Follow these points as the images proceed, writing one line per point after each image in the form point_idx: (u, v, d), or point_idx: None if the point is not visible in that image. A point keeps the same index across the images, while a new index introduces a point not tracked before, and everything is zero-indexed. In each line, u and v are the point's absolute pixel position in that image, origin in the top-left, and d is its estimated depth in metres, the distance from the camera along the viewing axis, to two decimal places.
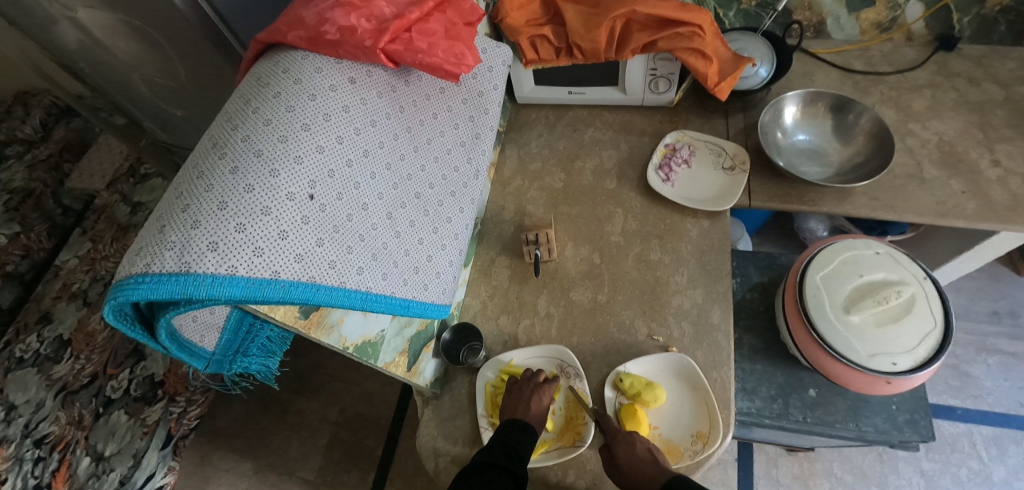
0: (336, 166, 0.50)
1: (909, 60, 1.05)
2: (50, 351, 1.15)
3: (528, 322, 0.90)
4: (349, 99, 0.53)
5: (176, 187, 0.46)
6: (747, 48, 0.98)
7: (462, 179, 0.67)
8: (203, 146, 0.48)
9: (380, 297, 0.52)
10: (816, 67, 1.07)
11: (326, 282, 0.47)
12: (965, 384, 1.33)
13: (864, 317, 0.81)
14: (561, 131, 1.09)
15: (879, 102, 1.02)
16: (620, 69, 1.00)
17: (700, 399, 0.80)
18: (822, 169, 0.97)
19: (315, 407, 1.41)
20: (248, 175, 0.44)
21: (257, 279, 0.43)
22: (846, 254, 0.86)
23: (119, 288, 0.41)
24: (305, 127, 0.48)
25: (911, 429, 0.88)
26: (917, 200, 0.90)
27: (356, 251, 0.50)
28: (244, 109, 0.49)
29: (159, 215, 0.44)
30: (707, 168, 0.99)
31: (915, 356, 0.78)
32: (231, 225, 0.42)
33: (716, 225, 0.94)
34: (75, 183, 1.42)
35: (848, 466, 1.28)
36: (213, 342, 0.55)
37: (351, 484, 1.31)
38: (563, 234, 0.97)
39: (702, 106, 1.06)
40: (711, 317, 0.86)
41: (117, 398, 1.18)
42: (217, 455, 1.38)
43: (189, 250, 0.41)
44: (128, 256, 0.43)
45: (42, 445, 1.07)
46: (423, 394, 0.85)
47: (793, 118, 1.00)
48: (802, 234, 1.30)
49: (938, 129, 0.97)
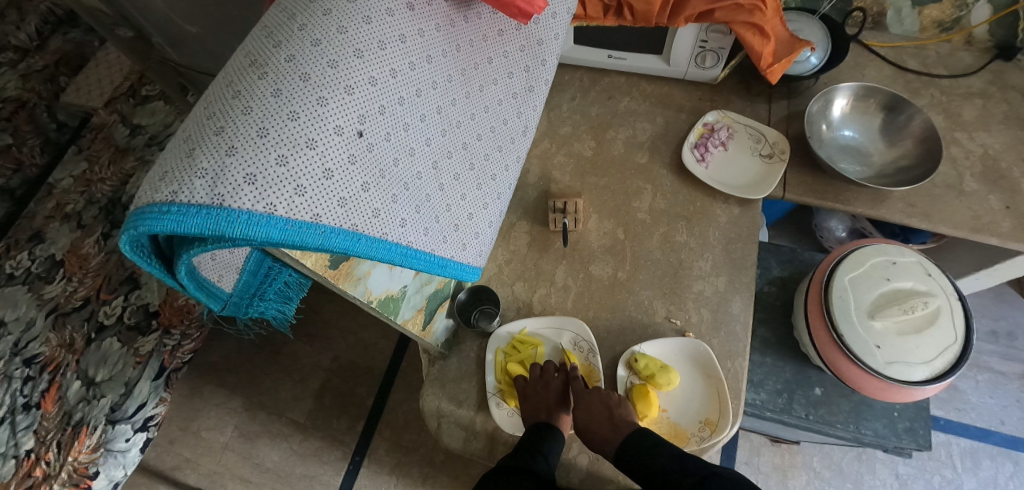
0: (387, 103, 0.45)
1: (965, 65, 1.01)
2: (42, 270, 1.11)
3: (544, 292, 0.87)
4: (406, 28, 0.48)
5: (208, 107, 0.41)
6: (804, 31, 0.94)
7: (510, 134, 0.62)
8: (240, 62, 0.43)
9: (420, 254, 0.48)
10: (869, 60, 1.02)
11: (368, 232, 0.43)
12: (952, 397, 1.35)
13: (887, 323, 0.80)
14: (595, 96, 1.04)
15: (928, 105, 0.98)
16: (668, 38, 0.95)
17: (711, 386, 0.79)
18: (861, 168, 0.94)
19: (309, 352, 1.39)
20: (293, 101, 0.40)
21: (297, 222, 0.39)
22: (877, 258, 0.85)
23: (141, 216, 0.37)
24: (358, 53, 0.44)
25: (908, 437, 0.89)
26: (953, 212, 0.88)
27: (400, 201, 0.46)
28: (288, 25, 0.44)
29: (187, 137, 0.40)
30: (744, 153, 0.95)
31: (931, 368, 0.78)
32: (272, 156, 0.38)
33: (746, 213, 0.91)
34: (71, 97, 1.34)
35: (827, 461, 1.31)
36: (231, 283, 0.51)
37: (340, 430, 1.31)
38: (589, 205, 0.93)
39: (746, 88, 1.01)
40: (731, 307, 0.84)
41: (111, 325, 1.13)
42: (208, 389, 1.36)
43: (223, 180, 0.36)
44: (151, 180, 0.38)
45: (31, 365, 1.03)
46: (430, 352, 0.83)
47: (841, 111, 0.96)
48: (819, 231, 1.28)
49: (985, 141, 0.94)
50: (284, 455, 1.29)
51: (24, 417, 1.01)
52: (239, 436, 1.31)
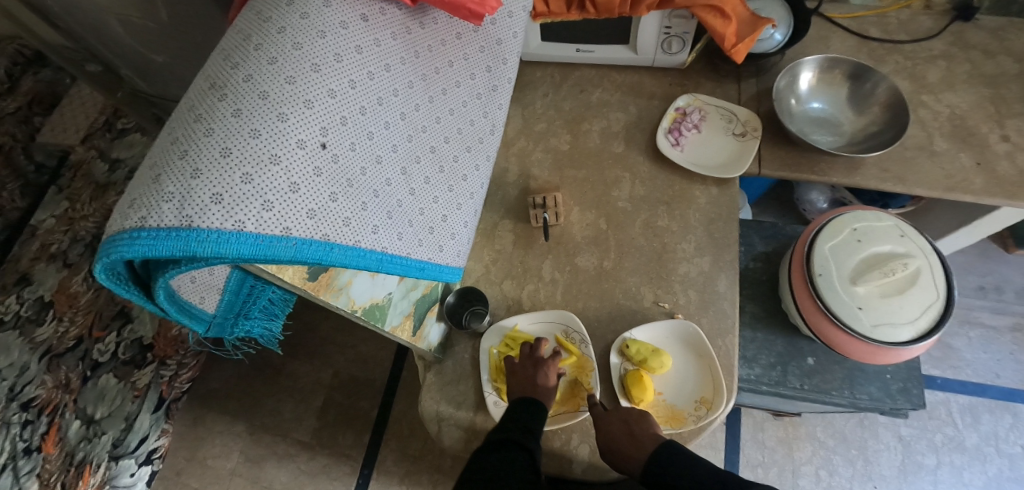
0: (349, 113, 0.46)
1: (926, 29, 1.03)
2: (32, 313, 1.10)
3: (533, 288, 0.88)
4: (362, 39, 0.49)
5: (173, 132, 0.42)
6: (765, 9, 0.95)
7: (477, 134, 0.63)
8: (200, 86, 0.44)
9: (395, 258, 0.49)
10: (832, 32, 1.03)
11: (340, 241, 0.44)
12: (946, 355, 1.37)
13: (870, 288, 0.81)
14: (567, 91, 1.05)
15: (894, 71, 0.99)
16: (633, 27, 0.96)
17: (703, 365, 0.81)
18: (833, 138, 0.96)
19: (308, 370, 1.39)
20: (254, 119, 0.41)
21: (267, 236, 0.39)
22: (855, 224, 0.86)
23: (114, 243, 0.37)
24: (315, 68, 0.44)
25: (903, 397, 0.90)
26: (926, 173, 0.90)
27: (370, 208, 0.47)
28: (245, 46, 0.45)
29: (153, 163, 0.40)
30: (717, 134, 0.97)
31: (917, 327, 0.79)
32: (237, 175, 0.39)
33: (724, 192, 0.92)
34: (47, 138, 1.33)
35: (830, 430, 1.32)
36: (214, 304, 0.52)
37: (346, 445, 1.31)
38: (569, 198, 0.94)
39: (714, 70, 1.02)
40: (717, 286, 0.85)
41: (105, 362, 1.14)
42: (210, 416, 1.36)
43: (190, 202, 0.37)
44: (121, 208, 0.39)
45: (29, 409, 1.02)
46: (425, 358, 0.84)
47: (808, 84, 0.98)
48: (802, 204, 1.29)
49: (951, 101, 0.96)
50: (292, 475, 1.29)
51: (26, 462, 1.00)
52: (246, 460, 1.31)
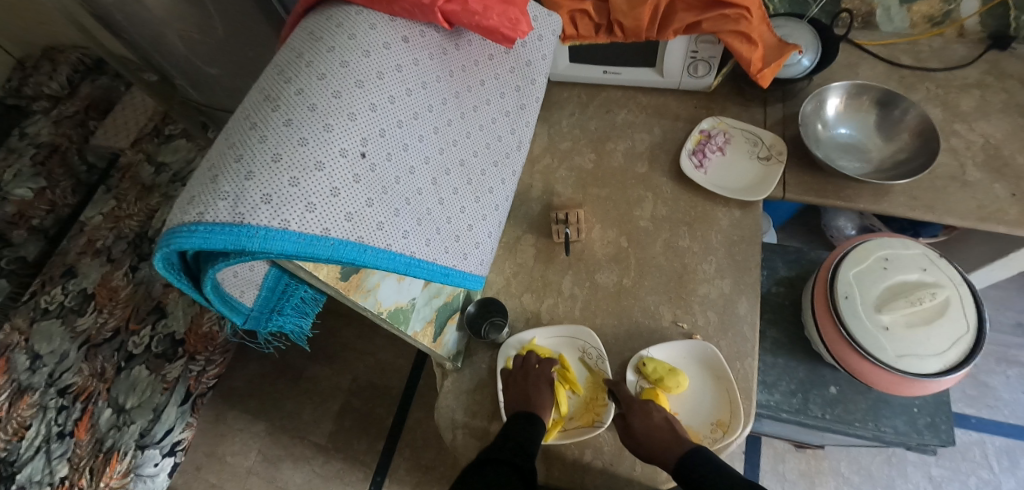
0: (387, 126, 0.49)
1: (959, 58, 1.02)
2: (75, 304, 1.18)
3: (552, 302, 0.89)
4: (403, 58, 0.52)
5: (229, 138, 0.45)
6: (793, 35, 0.96)
7: (505, 150, 0.65)
8: (255, 98, 0.47)
9: (423, 263, 0.51)
10: (861, 59, 1.03)
11: (374, 244, 0.46)
12: (981, 393, 1.32)
13: (896, 316, 0.80)
14: (594, 111, 1.07)
15: (925, 99, 0.99)
16: (660, 51, 0.98)
17: (721, 388, 0.80)
18: (861, 165, 0.95)
19: (329, 375, 1.42)
20: (302, 128, 0.44)
21: (309, 235, 0.42)
22: (881, 252, 0.85)
23: (172, 235, 0.40)
24: (359, 84, 0.48)
25: (931, 433, 0.87)
26: (958, 203, 0.88)
27: (403, 215, 0.49)
28: (297, 63, 0.48)
29: (210, 165, 0.44)
30: (742, 157, 0.97)
31: (945, 358, 0.77)
32: (285, 178, 0.41)
33: (747, 215, 0.92)
34: (100, 140, 1.41)
35: (855, 466, 1.28)
36: (252, 299, 0.55)
37: (362, 451, 1.33)
38: (591, 215, 0.96)
39: (740, 94, 1.03)
40: (737, 308, 0.85)
41: (139, 354, 1.17)
42: (232, 415, 1.40)
43: (243, 201, 0.40)
44: (179, 205, 0.42)
45: (65, 395, 1.10)
46: (443, 366, 0.86)
47: (835, 110, 0.98)
48: (829, 231, 1.28)
49: (985, 131, 0.94)
50: (307, 478, 1.31)
51: (59, 445, 1.07)
52: (264, 460, 1.34)
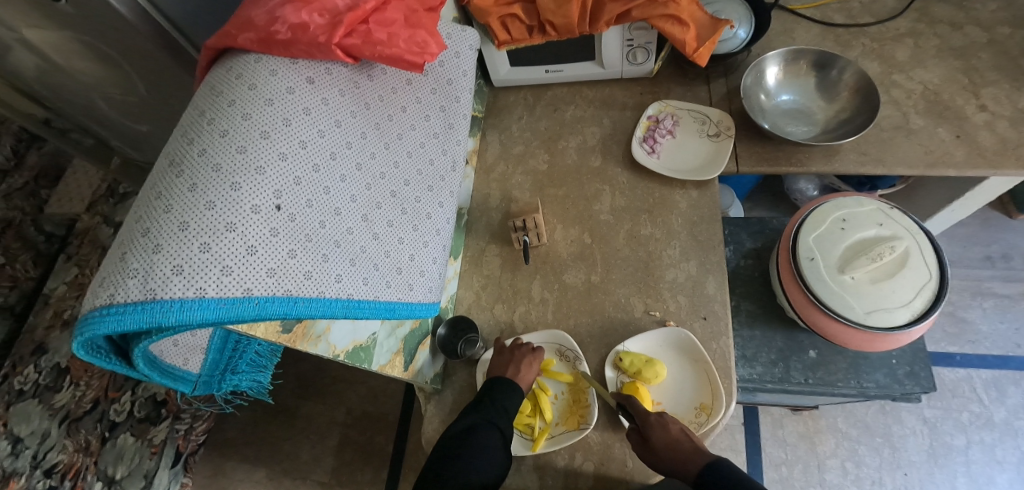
0: (302, 173, 0.48)
1: (889, 9, 1.03)
2: (50, 381, 1.10)
3: (524, 309, 0.89)
4: (310, 100, 0.51)
5: (136, 210, 0.44)
6: (724, 10, 0.96)
7: (438, 172, 0.65)
8: (160, 164, 0.46)
9: (362, 303, 0.51)
10: (795, 23, 1.04)
11: (303, 294, 0.45)
12: (962, 330, 1.34)
13: (858, 275, 0.81)
14: (541, 111, 1.06)
15: (862, 54, 0.99)
16: (595, 44, 0.98)
17: (700, 371, 0.80)
18: (808, 128, 0.96)
19: (322, 410, 1.41)
20: (208, 191, 0.43)
21: (229, 299, 0.41)
22: (837, 212, 0.86)
23: (86, 322, 0.39)
24: (265, 134, 0.47)
25: (911, 381, 0.89)
26: (906, 153, 0.89)
27: (332, 259, 0.49)
28: (199, 122, 0.47)
29: (119, 241, 0.42)
30: (692, 137, 0.97)
31: (912, 309, 0.78)
32: (195, 246, 0.41)
33: (705, 194, 0.92)
34: (54, 209, 1.35)
35: (851, 420, 1.29)
36: (198, 364, 0.53)
37: (366, 481, 1.32)
38: (552, 217, 0.95)
39: (682, 74, 1.03)
40: (706, 288, 0.86)
41: (122, 421, 1.19)
42: (230, 465, 1.38)
43: (153, 276, 0.39)
44: (92, 288, 0.41)
45: (52, 475, 1.06)
46: (425, 390, 0.85)
47: (775, 78, 0.98)
48: (793, 194, 1.29)
49: (923, 77, 0.95)
50: None
51: None
52: None
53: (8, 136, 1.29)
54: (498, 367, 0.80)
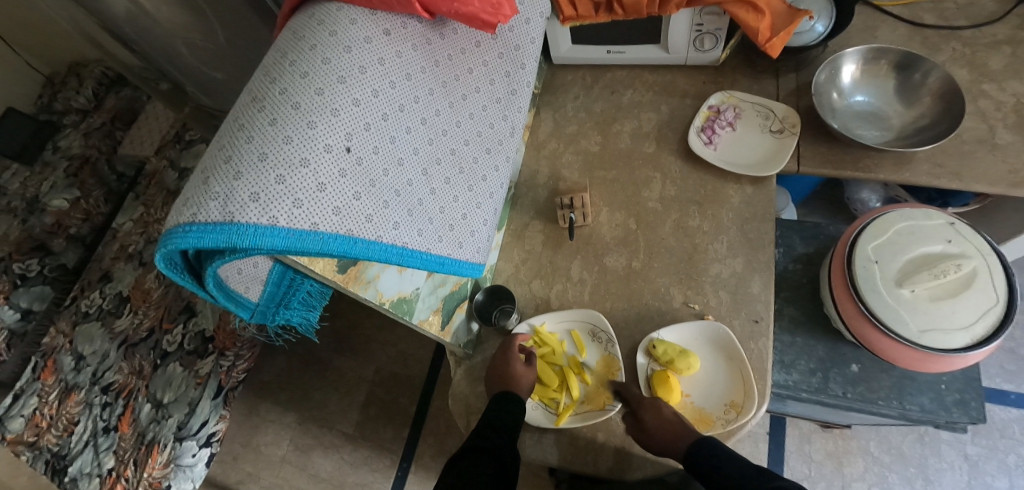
0: (372, 120, 0.49)
1: (988, 13, 0.96)
2: (112, 306, 1.24)
3: (561, 287, 0.89)
4: (385, 51, 0.52)
5: (218, 140, 0.46)
6: (804, 2, 0.92)
7: (497, 137, 0.65)
8: (243, 100, 0.48)
9: (415, 253, 0.52)
10: (880, 21, 0.98)
11: (363, 235, 0.47)
12: (1022, 368, 1.25)
13: (918, 290, 0.76)
14: (599, 92, 1.05)
15: (950, 59, 0.93)
16: (663, 27, 0.95)
17: (734, 368, 0.79)
18: (881, 133, 0.91)
19: (353, 367, 1.46)
20: (286, 127, 0.45)
21: (297, 230, 0.43)
22: (902, 224, 0.81)
23: (169, 236, 0.42)
24: (341, 79, 0.48)
25: (960, 410, 0.84)
26: (987, 168, 0.84)
27: (392, 207, 0.50)
28: (281, 63, 0.49)
29: (202, 167, 0.45)
30: (753, 131, 0.94)
31: (972, 333, 0.74)
32: (272, 177, 0.43)
33: (760, 191, 0.89)
34: (128, 149, 1.47)
35: (885, 446, 1.24)
36: (257, 294, 0.56)
37: (387, 439, 1.37)
38: (598, 199, 0.95)
39: (751, 66, 1.00)
40: (750, 287, 0.83)
41: (173, 351, 1.23)
42: (263, 407, 1.45)
43: (232, 200, 0.41)
44: (176, 207, 0.44)
45: (108, 392, 1.18)
46: (456, 354, 0.87)
47: (851, 77, 0.93)
48: (852, 204, 1.23)
49: (1017, 89, 0.89)
50: (336, 465, 1.36)
51: (104, 439, 1.15)
52: (295, 448, 1.39)
53: (93, 80, 1.53)
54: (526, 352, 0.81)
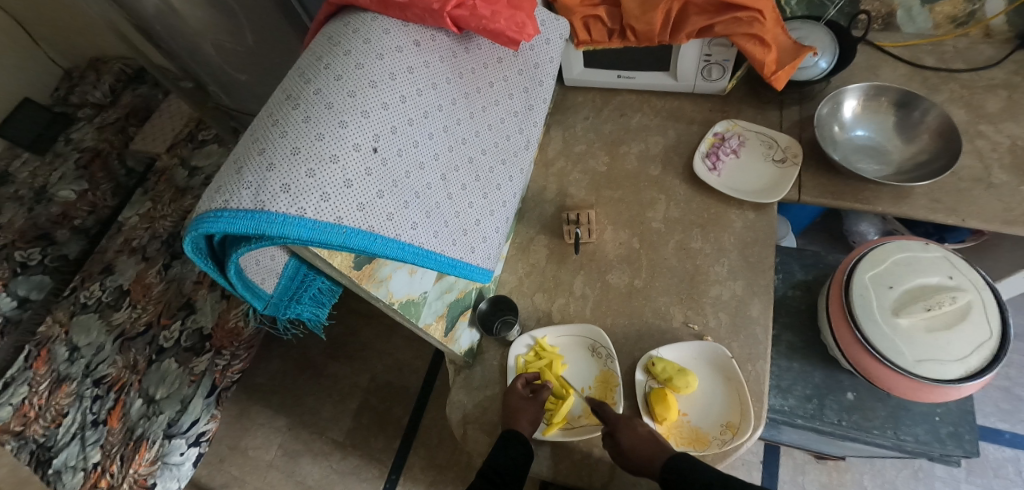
0: (398, 123, 0.51)
1: (985, 58, 1.00)
2: (111, 299, 1.25)
3: (563, 302, 0.90)
4: (414, 60, 0.55)
5: (252, 134, 0.48)
6: (809, 38, 0.95)
7: (513, 149, 0.67)
8: (277, 98, 0.50)
9: (431, 254, 0.53)
10: (881, 61, 1.02)
11: (384, 233, 0.48)
12: (1016, 407, 1.26)
13: (914, 320, 0.78)
14: (608, 115, 1.08)
15: (948, 100, 0.97)
16: (673, 55, 0.99)
17: (732, 390, 0.79)
18: (880, 167, 0.94)
19: (348, 374, 1.46)
20: (319, 124, 0.46)
21: (323, 223, 0.44)
22: (899, 255, 0.84)
23: (199, 221, 0.43)
24: (372, 84, 0.50)
25: (953, 442, 0.85)
26: (983, 206, 0.86)
27: (412, 208, 0.51)
28: (316, 65, 0.51)
29: (235, 158, 0.47)
30: (757, 159, 0.97)
31: (967, 365, 0.75)
32: (303, 170, 0.44)
33: (761, 218, 0.91)
34: (139, 146, 1.48)
35: (879, 479, 1.24)
36: (272, 286, 0.57)
37: (378, 450, 1.35)
38: (603, 217, 0.96)
39: (756, 97, 1.03)
40: (749, 310, 0.85)
41: (169, 347, 1.22)
42: (255, 410, 1.44)
43: (263, 190, 0.43)
44: (207, 194, 0.45)
45: (100, 385, 1.16)
46: (456, 362, 0.87)
47: (853, 112, 0.97)
48: (851, 236, 1.25)
49: (1012, 132, 0.92)
50: (324, 473, 1.34)
51: (93, 432, 1.13)
52: (284, 454, 1.37)
53: (110, 76, 1.55)
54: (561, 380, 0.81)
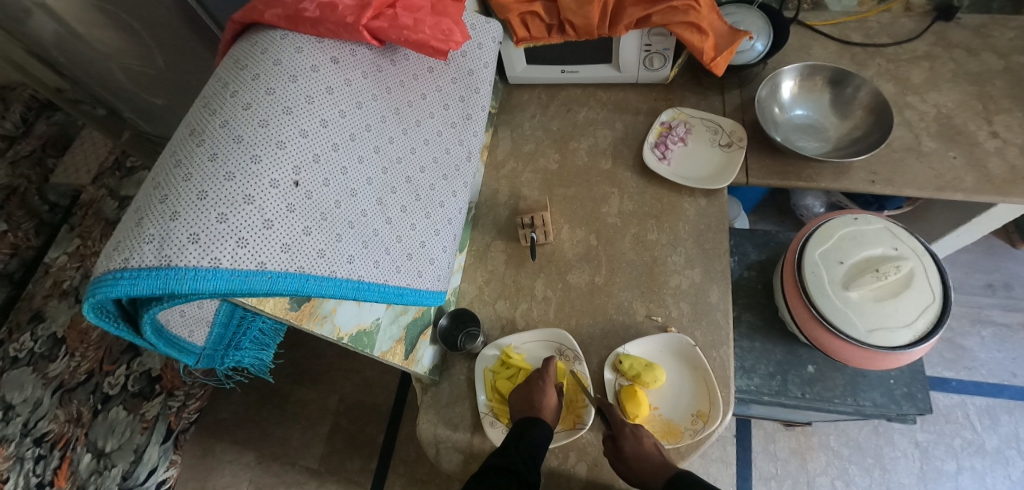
0: (321, 151, 0.48)
1: (907, 31, 1.03)
2: (44, 349, 1.11)
3: (526, 307, 0.89)
4: (333, 80, 0.51)
5: (154, 177, 0.44)
6: (743, 21, 0.96)
7: (453, 161, 0.65)
8: (180, 133, 0.46)
9: (372, 286, 0.51)
10: (813, 40, 1.04)
11: (315, 272, 0.45)
12: (959, 356, 1.34)
13: (863, 292, 0.81)
14: (555, 111, 1.06)
15: (877, 74, 1.00)
16: (614, 47, 0.98)
17: (699, 378, 0.80)
18: (820, 144, 0.96)
19: (316, 397, 1.41)
20: (228, 162, 0.43)
21: (242, 271, 0.41)
22: (846, 229, 0.86)
23: (98, 284, 0.39)
24: (287, 110, 0.47)
25: (908, 402, 0.89)
26: (917, 175, 0.89)
27: (346, 240, 0.49)
28: (222, 94, 0.47)
29: (136, 207, 0.43)
30: (704, 145, 0.98)
31: (914, 330, 0.78)
32: (213, 215, 0.41)
33: (713, 203, 0.92)
34: (60, 178, 1.36)
35: (844, 439, 1.29)
36: (203, 338, 0.53)
37: (354, 472, 1.32)
38: (558, 217, 0.95)
39: (698, 83, 1.04)
40: (709, 296, 0.86)
41: (115, 394, 1.18)
42: (220, 447, 1.38)
43: (168, 242, 0.39)
44: (106, 251, 0.41)
45: (42, 444, 1.06)
46: (422, 381, 0.85)
47: (790, 92, 0.99)
48: (799, 210, 1.29)
49: (937, 101, 0.96)
50: None
51: None
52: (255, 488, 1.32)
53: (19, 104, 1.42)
54: (537, 393, 0.79)
